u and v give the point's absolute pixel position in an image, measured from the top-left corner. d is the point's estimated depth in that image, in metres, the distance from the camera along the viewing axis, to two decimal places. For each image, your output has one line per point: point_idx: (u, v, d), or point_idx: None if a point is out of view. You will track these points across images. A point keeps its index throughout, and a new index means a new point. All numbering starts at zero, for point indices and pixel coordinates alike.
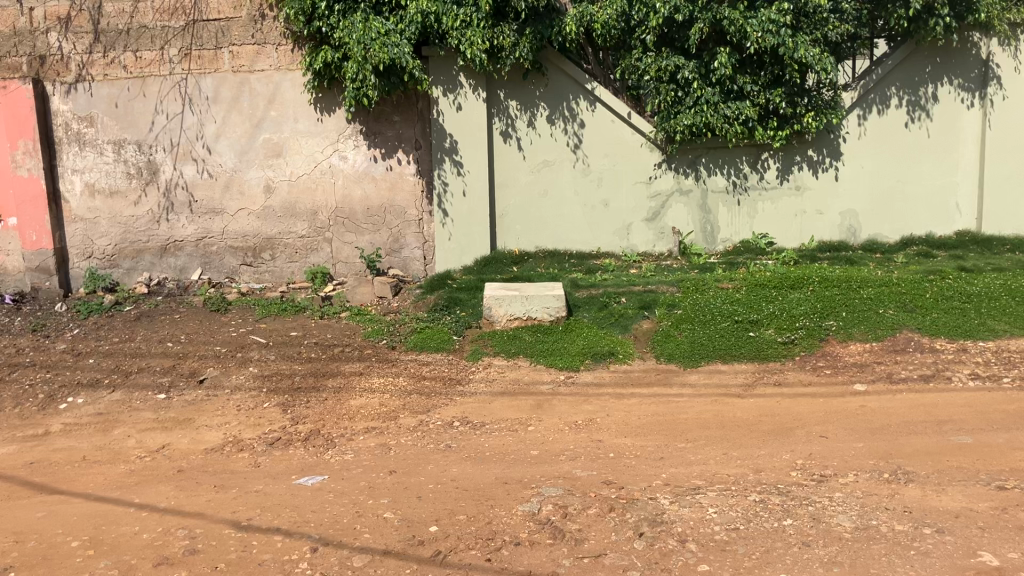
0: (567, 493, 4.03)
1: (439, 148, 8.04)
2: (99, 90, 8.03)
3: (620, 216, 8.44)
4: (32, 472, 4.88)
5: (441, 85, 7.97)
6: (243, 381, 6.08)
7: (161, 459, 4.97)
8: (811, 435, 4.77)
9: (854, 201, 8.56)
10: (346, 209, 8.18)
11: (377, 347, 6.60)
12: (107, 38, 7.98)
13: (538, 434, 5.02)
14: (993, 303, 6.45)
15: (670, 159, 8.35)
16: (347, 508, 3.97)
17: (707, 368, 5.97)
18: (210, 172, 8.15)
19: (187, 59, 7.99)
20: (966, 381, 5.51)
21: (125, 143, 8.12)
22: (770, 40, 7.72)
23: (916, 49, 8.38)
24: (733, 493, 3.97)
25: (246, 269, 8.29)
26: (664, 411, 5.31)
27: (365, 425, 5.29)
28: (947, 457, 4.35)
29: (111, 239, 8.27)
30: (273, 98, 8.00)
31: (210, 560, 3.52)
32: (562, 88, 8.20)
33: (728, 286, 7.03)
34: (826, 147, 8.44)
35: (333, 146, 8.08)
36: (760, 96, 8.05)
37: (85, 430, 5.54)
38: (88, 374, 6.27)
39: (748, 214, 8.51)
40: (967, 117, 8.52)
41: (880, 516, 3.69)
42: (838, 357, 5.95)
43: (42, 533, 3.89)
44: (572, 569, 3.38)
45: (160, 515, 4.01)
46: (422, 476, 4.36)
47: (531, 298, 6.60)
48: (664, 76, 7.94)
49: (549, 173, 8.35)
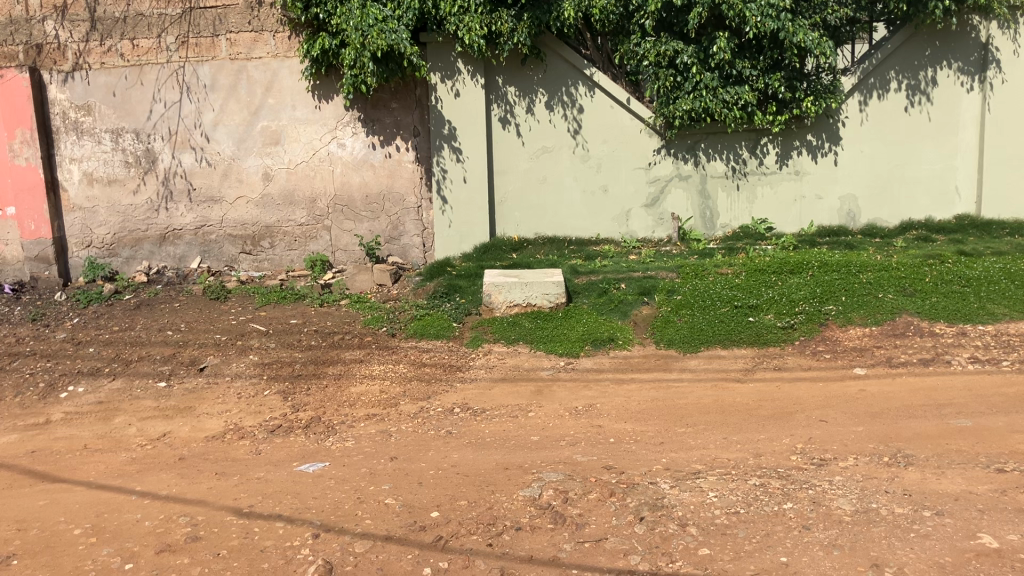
0: (567, 478, 4.04)
1: (439, 134, 8.01)
2: (97, 79, 7.99)
3: (620, 202, 8.43)
4: (34, 461, 4.89)
5: (439, 71, 7.94)
6: (243, 369, 6.08)
7: (162, 447, 4.98)
8: (811, 419, 4.79)
9: (854, 186, 8.54)
10: (346, 196, 8.16)
11: (377, 334, 6.60)
12: (104, 26, 7.94)
13: (538, 421, 5.02)
14: (993, 287, 6.44)
15: (670, 145, 8.33)
16: (348, 494, 3.98)
17: (707, 353, 5.98)
18: (210, 160, 8.13)
19: (184, 47, 7.95)
20: (965, 364, 5.52)
21: (123, 131, 8.08)
22: (770, 25, 7.66)
23: (915, 33, 8.34)
24: (733, 477, 3.98)
25: (246, 257, 8.29)
26: (665, 397, 5.32)
27: (366, 412, 5.30)
28: (946, 440, 4.36)
29: (110, 228, 8.25)
30: (270, 86, 7.97)
31: (213, 547, 3.54)
32: (562, 73, 8.17)
33: (728, 271, 7.02)
34: (826, 132, 8.42)
35: (332, 134, 8.05)
36: (758, 81, 8.03)
37: (86, 418, 5.55)
38: (88, 363, 6.28)
39: (748, 199, 8.49)
40: (967, 100, 8.48)
41: (880, 500, 3.70)
42: (838, 342, 5.96)
43: (44, 521, 3.90)
44: (573, 554, 3.40)
45: (162, 503, 4.03)
46: (422, 462, 4.38)
47: (531, 284, 6.59)
48: (663, 61, 7.93)
49: (549, 159, 8.33)
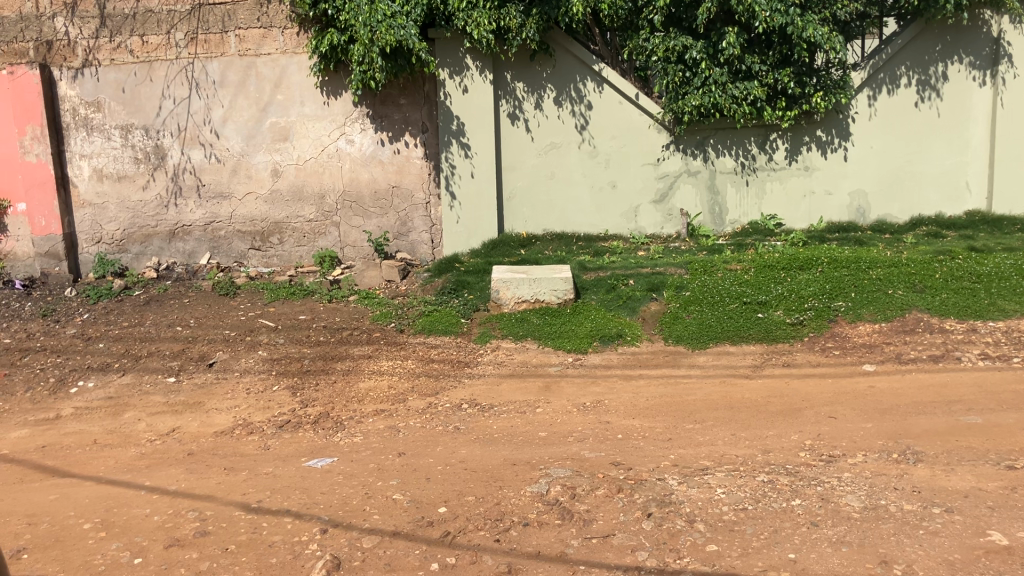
0: (575, 474, 4.04)
1: (447, 130, 7.97)
2: (107, 75, 8.03)
3: (627, 198, 8.41)
4: (44, 456, 4.92)
5: (447, 67, 7.90)
6: (253, 364, 6.11)
7: (172, 443, 5.01)
8: (820, 415, 4.77)
9: (863, 182, 8.50)
10: (354, 192, 8.17)
11: (385, 330, 6.61)
12: (114, 22, 7.96)
13: (546, 416, 5.03)
14: (1003, 284, 6.40)
15: (678, 140, 8.30)
16: (357, 489, 4.00)
17: (716, 350, 5.97)
18: (218, 157, 8.15)
19: (193, 43, 7.97)
20: (975, 361, 5.48)
21: (132, 128, 8.12)
22: (778, 20, 7.61)
23: (926, 28, 8.29)
24: (741, 474, 3.97)
25: (255, 253, 8.32)
26: (673, 393, 5.31)
27: (374, 407, 5.32)
28: (956, 437, 4.34)
29: (119, 223, 8.29)
30: (279, 83, 7.99)
31: (221, 542, 3.56)
32: (570, 69, 8.16)
33: (737, 268, 6.99)
34: (836, 127, 8.38)
35: (340, 130, 8.06)
36: (767, 76, 7.98)
37: (95, 413, 5.58)
38: (98, 359, 6.31)
39: (757, 195, 8.46)
40: (978, 95, 8.42)
41: (888, 497, 3.69)
42: (847, 338, 5.94)
43: (54, 515, 3.93)
44: (580, 549, 3.40)
45: (171, 498, 4.05)
46: (430, 458, 4.39)
47: (539, 280, 6.58)
48: (672, 57, 7.90)
49: (556, 155, 8.32)
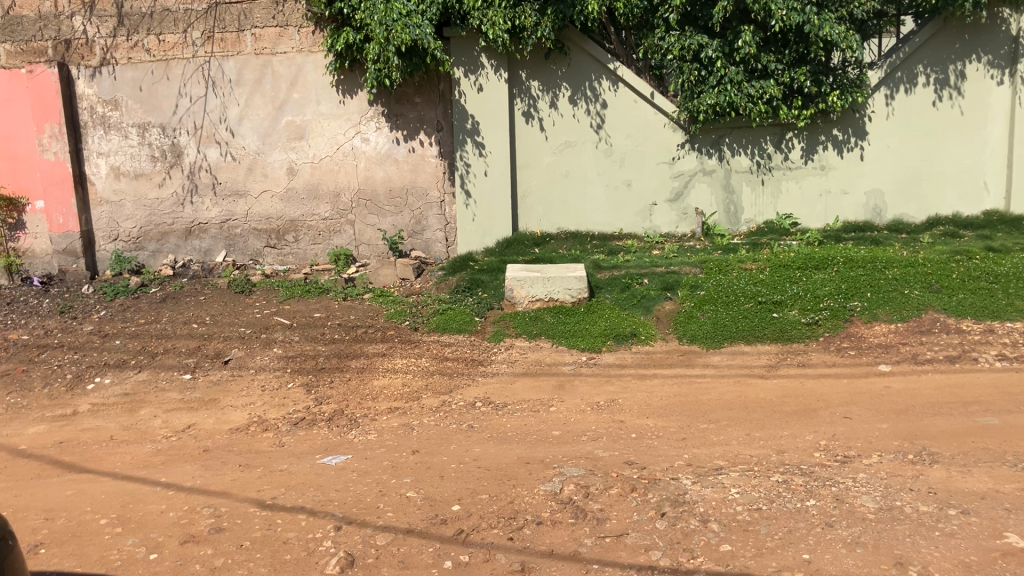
0: (588, 473, 4.05)
1: (462, 129, 7.99)
2: (124, 73, 8.09)
3: (642, 197, 8.40)
4: (62, 451, 4.98)
5: (462, 66, 7.92)
6: (267, 361, 6.15)
7: (187, 439, 5.05)
8: (835, 416, 4.75)
9: (880, 181, 8.45)
10: (369, 191, 8.20)
11: (400, 328, 6.64)
12: (131, 21, 8.02)
13: (560, 415, 5.04)
14: (1021, 284, 6.34)
15: (693, 139, 8.27)
16: (371, 487, 4.02)
17: (730, 350, 5.96)
18: (234, 155, 8.21)
19: (209, 42, 8.02)
20: (992, 362, 5.44)
21: (149, 126, 8.18)
22: (795, 19, 7.58)
23: (944, 27, 8.23)
24: (756, 474, 3.96)
25: (270, 251, 8.37)
26: (687, 392, 5.31)
27: (388, 405, 5.35)
28: (972, 438, 4.31)
29: (136, 221, 8.36)
30: (295, 81, 8.02)
31: (236, 538, 3.59)
32: (586, 67, 8.14)
33: (752, 267, 6.96)
34: (852, 126, 8.33)
35: (355, 129, 8.09)
36: (783, 75, 7.94)
37: (112, 410, 5.64)
38: (115, 356, 6.37)
39: (773, 194, 8.43)
40: (997, 94, 8.34)
41: (904, 498, 3.67)
42: (862, 338, 5.91)
43: (71, 510, 3.98)
44: (594, 548, 3.41)
45: (187, 494, 4.09)
46: (444, 456, 4.40)
47: (553, 279, 6.58)
48: (688, 55, 7.88)
49: (571, 154, 8.31)
